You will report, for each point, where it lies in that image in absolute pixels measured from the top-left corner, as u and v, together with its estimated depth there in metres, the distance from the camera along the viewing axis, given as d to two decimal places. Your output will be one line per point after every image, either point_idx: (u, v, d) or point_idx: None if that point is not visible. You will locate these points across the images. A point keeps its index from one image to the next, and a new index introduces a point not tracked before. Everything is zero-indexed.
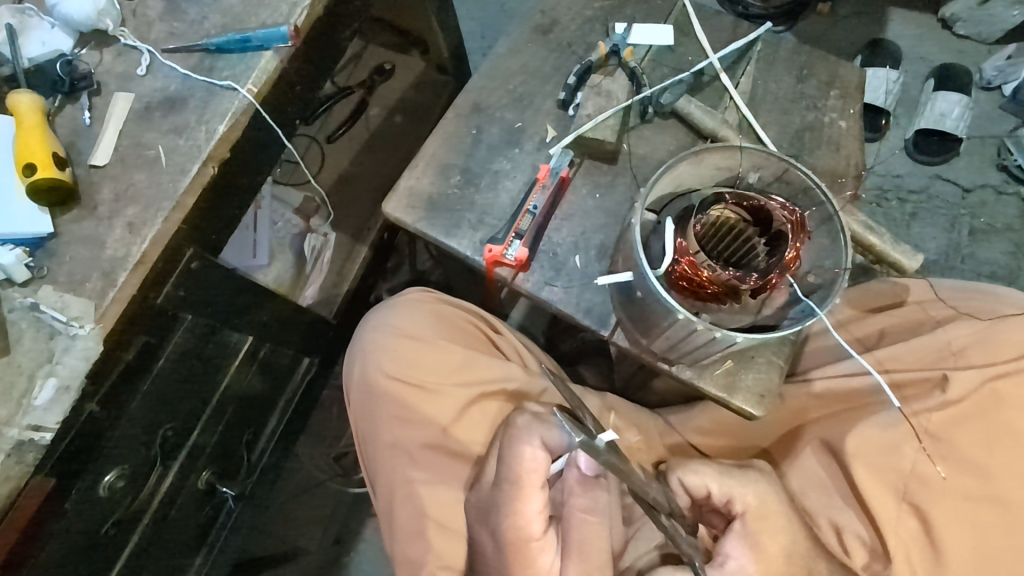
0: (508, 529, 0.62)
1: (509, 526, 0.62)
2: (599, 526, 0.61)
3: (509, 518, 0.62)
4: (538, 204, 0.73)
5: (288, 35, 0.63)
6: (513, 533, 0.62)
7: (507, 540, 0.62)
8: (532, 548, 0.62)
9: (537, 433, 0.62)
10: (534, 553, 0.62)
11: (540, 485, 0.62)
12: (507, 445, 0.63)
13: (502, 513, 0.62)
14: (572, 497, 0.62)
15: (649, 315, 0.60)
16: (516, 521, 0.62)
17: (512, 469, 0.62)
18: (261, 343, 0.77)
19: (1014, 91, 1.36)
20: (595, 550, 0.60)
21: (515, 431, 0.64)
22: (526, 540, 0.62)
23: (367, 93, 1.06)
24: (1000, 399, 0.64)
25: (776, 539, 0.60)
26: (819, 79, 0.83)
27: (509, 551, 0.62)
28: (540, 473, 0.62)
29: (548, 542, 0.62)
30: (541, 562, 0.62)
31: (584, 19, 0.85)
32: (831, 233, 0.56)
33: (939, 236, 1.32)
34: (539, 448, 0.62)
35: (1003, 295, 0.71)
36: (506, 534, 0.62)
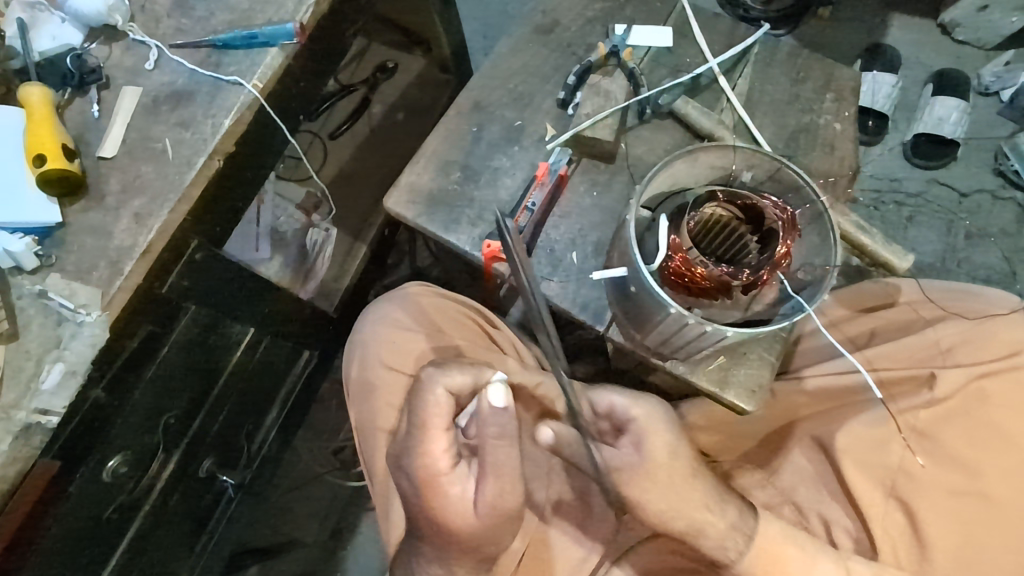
0: (419, 468, 0.61)
1: (422, 464, 0.61)
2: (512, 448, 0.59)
3: (425, 457, 0.60)
4: (537, 201, 0.75)
5: (294, 32, 0.64)
6: (425, 470, 0.60)
7: (418, 478, 0.61)
8: (441, 483, 0.61)
9: (440, 379, 0.61)
10: (445, 489, 0.61)
11: (448, 423, 0.61)
12: (412, 395, 0.62)
13: (414, 453, 0.61)
14: (481, 428, 0.58)
15: (643, 310, 0.61)
16: (425, 459, 0.61)
17: (424, 411, 0.61)
18: (262, 334, 0.78)
19: (1011, 96, 1.38)
20: (509, 467, 0.59)
21: (419, 380, 0.62)
22: (439, 475, 0.60)
23: (370, 91, 1.07)
24: (988, 396, 0.65)
25: (667, 446, 0.59)
26: (815, 82, 0.84)
27: (420, 489, 0.61)
28: (446, 414, 0.61)
29: (460, 476, 0.61)
30: (451, 493, 0.61)
31: (585, 19, 0.87)
32: (820, 231, 0.57)
33: (934, 240, 1.31)
34: (443, 393, 0.61)
35: (992, 298, 0.72)
36: (416, 472, 0.61)
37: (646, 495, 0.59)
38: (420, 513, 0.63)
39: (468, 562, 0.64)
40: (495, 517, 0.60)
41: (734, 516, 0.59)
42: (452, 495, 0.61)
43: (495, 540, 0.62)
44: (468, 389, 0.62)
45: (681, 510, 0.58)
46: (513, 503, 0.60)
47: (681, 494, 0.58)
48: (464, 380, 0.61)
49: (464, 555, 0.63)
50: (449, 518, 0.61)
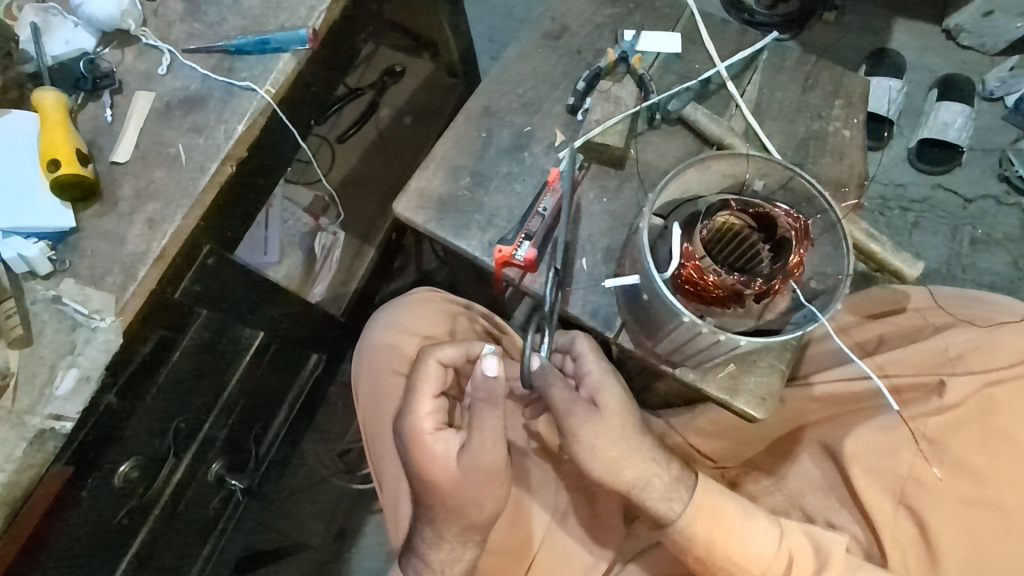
0: (408, 427, 0.63)
1: (411, 423, 0.63)
2: (497, 412, 0.59)
3: (414, 418, 0.63)
4: (548, 206, 0.74)
5: (307, 38, 0.64)
6: (414, 428, 0.63)
7: (407, 435, 0.63)
8: (426, 441, 0.63)
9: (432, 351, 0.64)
10: (428, 449, 0.63)
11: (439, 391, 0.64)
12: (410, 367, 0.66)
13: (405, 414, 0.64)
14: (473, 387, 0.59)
15: (655, 317, 0.61)
16: (413, 419, 0.63)
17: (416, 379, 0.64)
18: (271, 338, 0.78)
19: (1016, 102, 1.38)
20: (492, 425, 0.60)
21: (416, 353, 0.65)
22: (427, 433, 0.63)
23: (378, 94, 1.08)
24: (996, 404, 0.65)
25: (615, 403, 0.62)
26: (824, 88, 0.84)
27: (407, 447, 0.63)
28: (437, 382, 0.64)
29: (445, 437, 0.63)
30: (436, 450, 0.62)
31: (594, 25, 0.87)
32: (833, 241, 0.57)
33: (939, 244, 1.34)
34: (434, 363, 0.64)
35: (1002, 305, 0.72)
36: (405, 430, 0.64)
37: (595, 439, 0.60)
38: (410, 476, 0.65)
39: (456, 528, 0.62)
40: (478, 475, 0.61)
41: (677, 469, 0.63)
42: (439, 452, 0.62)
43: (477, 501, 0.61)
44: (457, 359, 0.65)
45: (627, 459, 0.61)
46: (495, 460, 0.60)
47: (626, 447, 0.61)
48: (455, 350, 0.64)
49: (449, 519, 0.62)
50: (432, 476, 0.62)
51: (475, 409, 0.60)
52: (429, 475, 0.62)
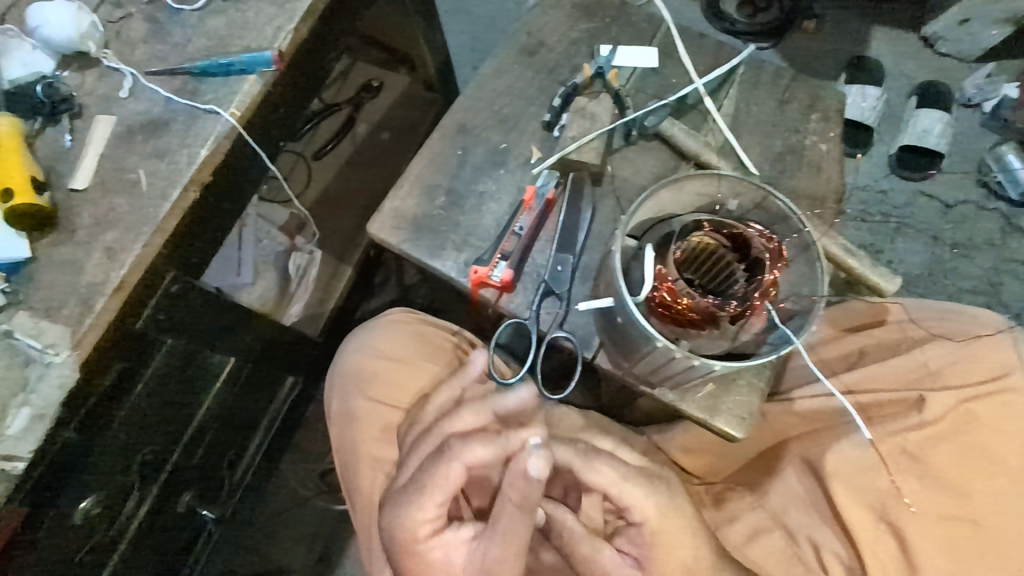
0: (406, 525, 0.58)
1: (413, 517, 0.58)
2: (522, 524, 0.55)
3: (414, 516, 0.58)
4: (524, 226, 0.73)
5: (272, 60, 0.63)
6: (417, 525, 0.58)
7: (399, 539, 0.59)
8: (419, 549, 0.59)
9: (458, 454, 0.57)
10: (420, 555, 0.59)
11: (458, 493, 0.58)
12: (428, 456, 0.60)
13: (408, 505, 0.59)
14: (507, 487, 0.54)
15: (630, 340, 0.60)
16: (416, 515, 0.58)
17: (434, 473, 0.58)
18: (244, 363, 0.77)
19: (993, 108, 1.40)
20: (514, 536, 0.55)
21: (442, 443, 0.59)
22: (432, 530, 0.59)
23: (354, 109, 1.07)
24: (977, 419, 0.64)
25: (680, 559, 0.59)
26: (800, 102, 0.84)
27: (400, 549, 0.60)
28: (447, 490, 0.57)
29: (444, 540, 0.59)
30: (431, 557, 0.59)
31: (570, 41, 0.87)
32: (808, 260, 0.56)
33: (920, 251, 1.35)
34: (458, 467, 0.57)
35: (975, 315, 0.72)
36: (396, 533, 0.60)
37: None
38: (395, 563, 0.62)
39: None
40: None
41: None
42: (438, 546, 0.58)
43: None
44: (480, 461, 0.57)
45: None
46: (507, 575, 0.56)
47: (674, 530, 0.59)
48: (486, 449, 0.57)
49: None
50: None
51: (497, 513, 0.55)
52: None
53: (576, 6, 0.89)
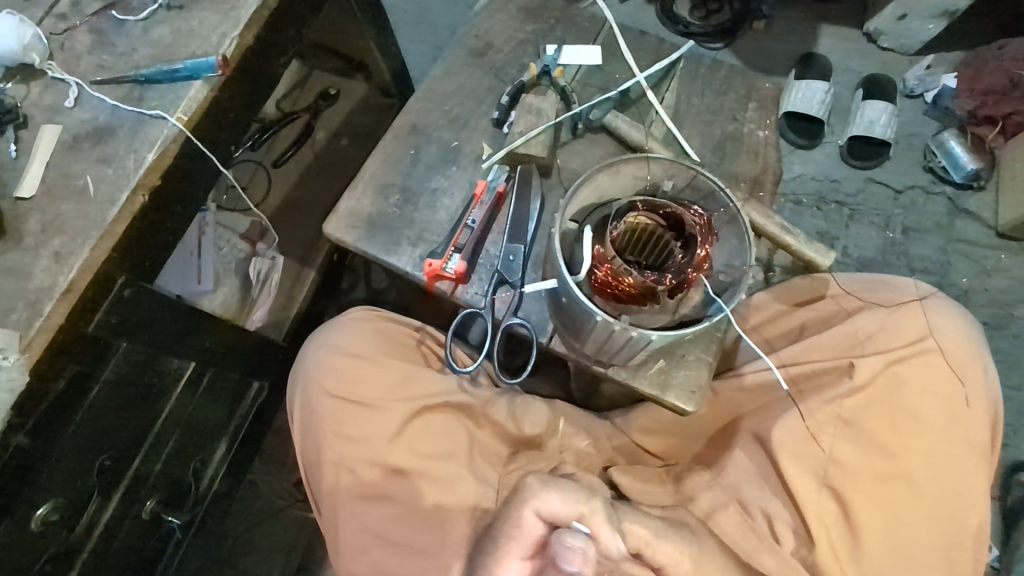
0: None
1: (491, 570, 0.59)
2: None
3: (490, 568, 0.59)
4: (476, 219, 0.75)
5: (216, 65, 0.64)
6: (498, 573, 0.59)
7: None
8: None
9: (533, 500, 0.58)
10: None
11: (538, 543, 0.59)
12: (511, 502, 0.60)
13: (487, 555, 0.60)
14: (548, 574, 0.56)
15: (577, 319, 0.62)
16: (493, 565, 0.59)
17: (511, 520, 0.59)
18: (205, 367, 0.77)
19: (934, 98, 1.47)
20: None
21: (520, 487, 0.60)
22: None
23: (313, 117, 1.10)
24: (903, 381, 0.68)
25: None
26: (738, 93, 0.88)
27: None
28: (526, 544, 0.59)
29: None
30: None
31: (517, 41, 0.90)
32: (737, 234, 0.59)
33: (875, 236, 1.40)
34: (531, 515, 0.58)
35: (903, 285, 0.76)
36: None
37: None
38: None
39: None
40: None
41: None
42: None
43: None
44: (557, 519, 0.57)
45: None
46: None
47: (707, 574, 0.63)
48: (567, 505, 0.57)
49: None
50: None
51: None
52: None
53: (522, 9, 0.92)
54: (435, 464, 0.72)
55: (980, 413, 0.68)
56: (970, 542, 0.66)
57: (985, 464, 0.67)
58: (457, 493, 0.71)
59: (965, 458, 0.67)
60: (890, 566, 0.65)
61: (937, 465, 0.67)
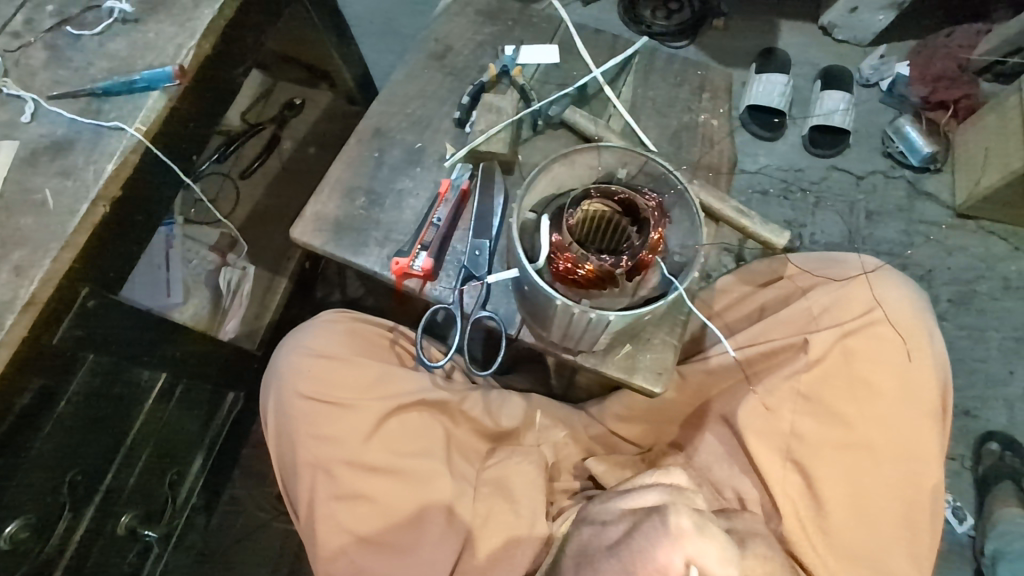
0: None
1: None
2: None
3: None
4: (441, 216, 0.77)
5: (172, 74, 0.65)
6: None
7: None
8: None
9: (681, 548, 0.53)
10: None
11: None
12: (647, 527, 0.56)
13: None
14: None
15: (540, 307, 0.64)
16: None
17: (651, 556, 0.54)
18: (176, 378, 0.77)
19: (890, 85, 1.50)
20: None
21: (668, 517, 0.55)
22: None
23: (279, 128, 1.12)
24: (855, 353, 0.72)
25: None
26: (691, 85, 0.90)
27: None
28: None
29: None
30: None
31: (476, 43, 0.92)
32: (688, 215, 0.62)
33: (839, 221, 1.44)
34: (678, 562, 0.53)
35: (848, 258, 0.81)
36: None
37: None
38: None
39: None
40: None
41: None
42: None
43: None
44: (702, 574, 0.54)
45: None
46: None
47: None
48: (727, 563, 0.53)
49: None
50: None
51: None
52: None
53: (479, 12, 0.95)
54: (411, 461, 0.71)
55: (927, 378, 0.72)
56: (926, 503, 0.69)
57: (935, 427, 0.71)
58: (435, 489, 0.71)
59: (918, 422, 0.70)
60: (856, 533, 0.67)
61: (892, 431, 0.70)
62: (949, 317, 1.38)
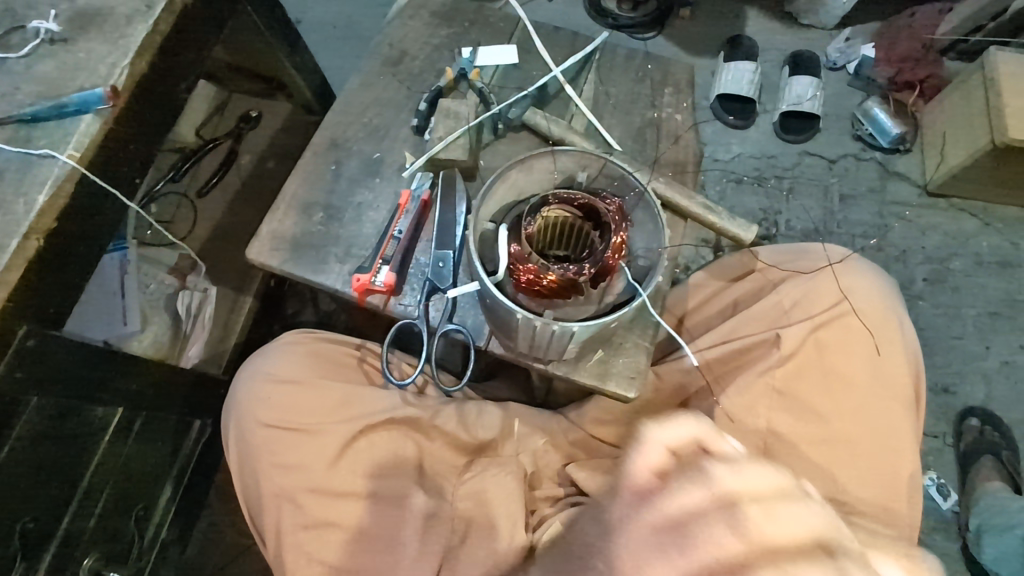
0: None
1: (679, 493, 0.42)
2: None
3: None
4: (402, 229, 0.75)
5: (104, 96, 0.62)
6: (685, 438, 0.43)
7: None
8: None
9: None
10: None
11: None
12: None
13: (653, 553, 0.44)
14: None
15: (505, 319, 0.62)
16: (666, 510, 0.43)
17: None
18: (135, 412, 0.75)
19: (856, 68, 1.51)
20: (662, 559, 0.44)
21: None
22: (713, 555, 0.41)
23: (236, 142, 1.08)
24: (826, 346, 0.72)
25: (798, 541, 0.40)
26: (653, 79, 0.88)
27: None
28: None
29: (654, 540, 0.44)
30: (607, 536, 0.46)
31: (431, 47, 0.90)
32: (650, 216, 0.61)
33: (814, 206, 1.44)
34: None
35: (814, 248, 0.80)
36: None
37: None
38: None
39: None
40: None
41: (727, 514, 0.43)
42: (709, 517, 0.41)
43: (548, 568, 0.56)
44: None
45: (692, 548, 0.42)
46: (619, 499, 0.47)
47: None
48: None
49: None
50: None
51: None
52: None
53: (434, 14, 0.92)
54: (380, 483, 0.71)
55: (899, 366, 0.72)
56: (905, 493, 0.68)
57: (910, 414, 0.70)
58: (406, 511, 0.70)
59: (893, 412, 0.70)
60: None
61: (867, 421, 0.69)
62: (926, 296, 1.38)
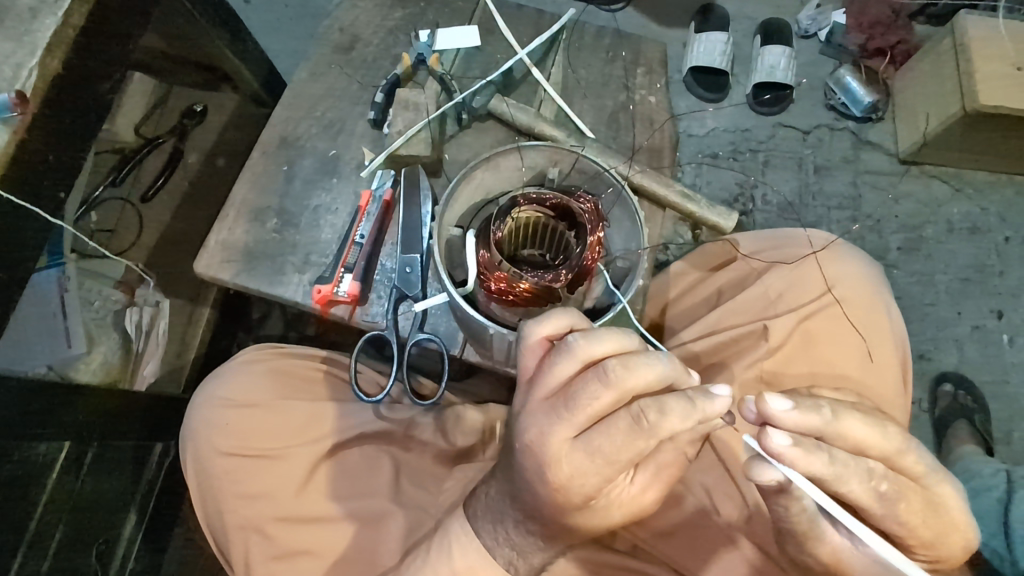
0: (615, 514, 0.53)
1: (553, 366, 0.46)
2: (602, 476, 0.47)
3: (635, 441, 0.44)
4: (365, 233, 0.70)
5: (9, 104, 0.54)
6: (560, 326, 0.48)
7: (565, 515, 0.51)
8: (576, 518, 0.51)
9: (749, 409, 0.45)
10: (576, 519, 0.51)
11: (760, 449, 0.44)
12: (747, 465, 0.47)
13: (546, 417, 0.46)
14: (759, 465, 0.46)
15: (478, 330, 0.58)
16: (550, 383, 0.47)
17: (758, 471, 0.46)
18: (85, 447, 0.71)
19: (828, 36, 1.47)
20: (592, 457, 0.45)
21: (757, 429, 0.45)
22: (592, 412, 0.44)
23: (180, 139, 1.01)
24: (814, 336, 0.70)
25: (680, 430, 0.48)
26: (626, 58, 0.83)
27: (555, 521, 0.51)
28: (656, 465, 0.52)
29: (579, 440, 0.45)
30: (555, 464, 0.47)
31: (385, 30, 0.83)
32: (629, 214, 0.57)
33: (790, 178, 1.43)
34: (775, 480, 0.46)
35: (795, 233, 0.77)
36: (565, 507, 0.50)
37: (606, 445, 0.45)
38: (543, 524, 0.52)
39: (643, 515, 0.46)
40: (563, 497, 0.48)
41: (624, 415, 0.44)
42: (582, 376, 0.45)
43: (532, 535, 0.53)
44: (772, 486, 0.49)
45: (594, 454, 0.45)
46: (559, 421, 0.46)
47: (929, 525, 0.51)
48: (797, 427, 0.46)
49: None
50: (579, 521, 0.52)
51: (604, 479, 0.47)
52: (577, 520, 0.51)
53: None
54: (355, 505, 0.67)
55: (889, 355, 0.70)
56: None
57: (898, 401, 0.70)
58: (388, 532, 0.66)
59: (882, 400, 0.69)
60: None
61: None
62: (899, 265, 1.39)
